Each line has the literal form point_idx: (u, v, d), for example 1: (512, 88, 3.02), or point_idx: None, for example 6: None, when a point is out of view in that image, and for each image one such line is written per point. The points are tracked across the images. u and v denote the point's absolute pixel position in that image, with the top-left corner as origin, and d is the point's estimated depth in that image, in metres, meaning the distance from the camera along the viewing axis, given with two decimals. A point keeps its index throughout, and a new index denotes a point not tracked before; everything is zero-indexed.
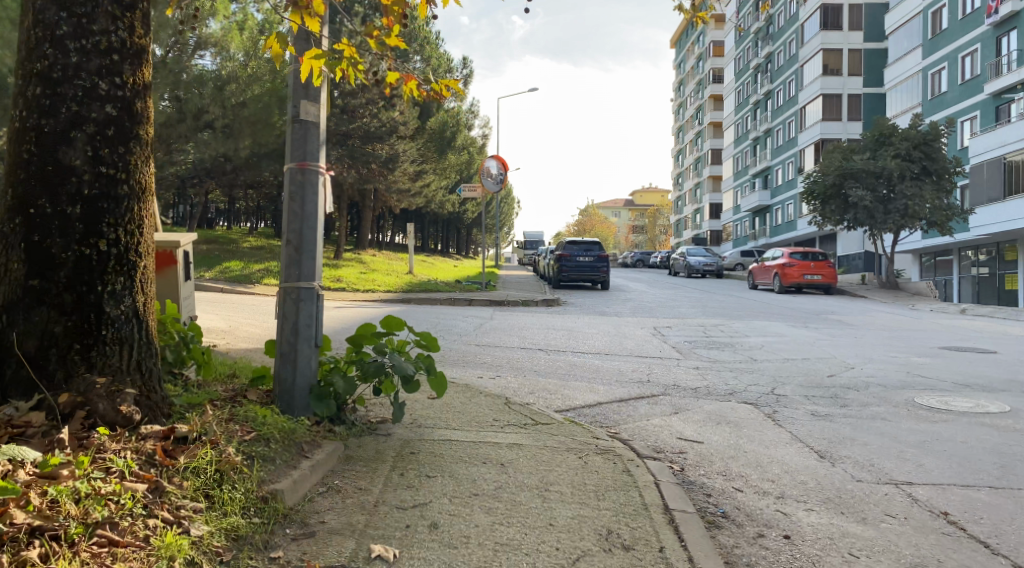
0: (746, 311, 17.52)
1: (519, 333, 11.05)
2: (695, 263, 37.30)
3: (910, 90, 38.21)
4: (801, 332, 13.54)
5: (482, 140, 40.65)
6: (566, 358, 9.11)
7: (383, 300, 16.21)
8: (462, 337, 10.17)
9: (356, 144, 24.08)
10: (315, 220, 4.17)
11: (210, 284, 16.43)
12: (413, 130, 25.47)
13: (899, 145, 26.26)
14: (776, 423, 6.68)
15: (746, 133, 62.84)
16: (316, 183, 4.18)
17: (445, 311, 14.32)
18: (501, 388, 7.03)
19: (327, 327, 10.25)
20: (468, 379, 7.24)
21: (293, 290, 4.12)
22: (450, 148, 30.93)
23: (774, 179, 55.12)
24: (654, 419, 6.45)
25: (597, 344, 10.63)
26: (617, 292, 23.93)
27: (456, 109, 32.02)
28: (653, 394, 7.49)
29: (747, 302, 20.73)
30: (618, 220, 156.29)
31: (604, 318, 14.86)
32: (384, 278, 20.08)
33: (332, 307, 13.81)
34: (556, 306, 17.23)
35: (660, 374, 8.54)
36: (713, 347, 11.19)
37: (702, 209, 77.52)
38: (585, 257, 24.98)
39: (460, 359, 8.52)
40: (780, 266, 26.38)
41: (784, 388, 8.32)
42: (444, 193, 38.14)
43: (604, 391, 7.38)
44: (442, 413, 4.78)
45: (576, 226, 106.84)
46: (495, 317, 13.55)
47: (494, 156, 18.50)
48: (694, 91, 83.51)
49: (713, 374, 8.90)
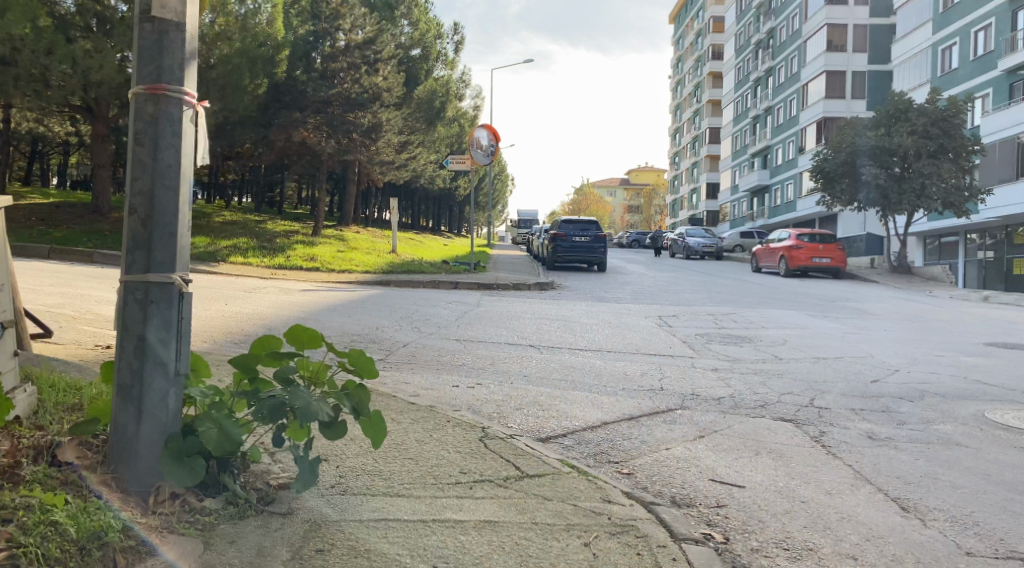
0: (756, 298, 16.07)
1: (507, 326, 9.58)
2: (695, 244, 35.91)
3: (920, 67, 36.54)
4: (824, 323, 12.13)
5: (475, 113, 39.06)
6: (561, 357, 7.67)
7: (358, 283, 14.71)
8: (438, 330, 8.70)
9: (336, 112, 22.31)
10: (176, 178, 2.67)
11: None
12: (398, 99, 23.70)
13: (916, 121, 24.56)
14: (829, 453, 5.23)
15: (746, 111, 61.17)
16: (176, 118, 2.67)
17: (426, 296, 12.83)
18: (477, 403, 5.55)
19: (283, 315, 8.77)
20: (438, 392, 5.73)
21: (138, 285, 2.62)
22: (439, 119, 29.43)
23: (774, 158, 53.54)
24: (677, 449, 5.00)
25: (599, 338, 9.20)
26: (614, 274, 22.47)
27: (445, 77, 30.43)
28: (668, 409, 6.04)
29: (754, 288, 19.31)
30: (613, 200, 154.91)
31: (603, 304, 13.44)
32: (363, 257, 18.61)
33: (298, 290, 12.30)
34: (550, 291, 15.75)
35: (675, 380, 7.13)
36: (730, 343, 9.77)
37: (698, 188, 75.87)
38: (581, 237, 23.45)
39: (433, 360, 7.08)
40: (787, 248, 24.94)
41: (825, 400, 6.89)
42: (434, 168, 36.50)
43: (608, 406, 5.92)
44: (389, 463, 3.33)
45: (570, 204, 105.36)
46: (482, 303, 12.07)
47: (484, 126, 16.85)
48: (694, 68, 81.62)
49: (737, 379, 7.47)
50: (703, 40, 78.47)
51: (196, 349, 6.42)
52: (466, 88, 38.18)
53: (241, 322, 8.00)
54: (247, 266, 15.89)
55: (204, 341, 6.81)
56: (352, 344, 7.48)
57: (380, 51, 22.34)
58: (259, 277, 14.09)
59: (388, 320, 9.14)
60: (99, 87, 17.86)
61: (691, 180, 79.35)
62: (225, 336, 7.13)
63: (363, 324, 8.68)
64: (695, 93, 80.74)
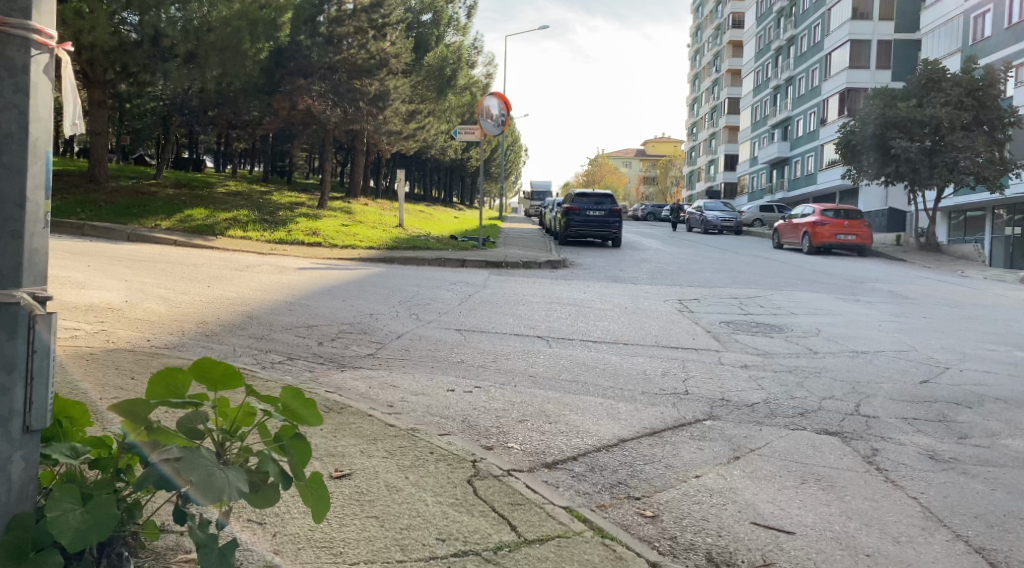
0: (781, 279, 15.15)
1: (514, 313, 8.77)
2: (713, 218, 34.89)
3: (952, 34, 34.94)
4: (858, 309, 11.25)
5: (487, 81, 37.91)
6: (573, 352, 6.90)
7: (360, 259, 13.92)
8: (438, 318, 7.91)
9: (342, 79, 21.24)
10: (17, 154, 1.85)
11: (160, 239, 14.21)
12: (406, 65, 22.63)
13: (951, 92, 23.39)
14: (890, 480, 4.41)
15: (766, 81, 59.49)
16: (14, 65, 1.84)
17: (430, 275, 12.01)
18: (474, 414, 4.78)
19: (269, 297, 7.99)
20: (427, 400, 4.95)
21: None
22: (450, 88, 28.39)
23: (795, 130, 52.06)
24: (709, 478, 4.21)
25: (616, 328, 8.39)
26: (629, 250, 21.57)
27: (456, 43, 29.26)
28: (695, 420, 5.27)
29: (777, 266, 18.37)
30: (628, 171, 153.12)
31: (619, 286, 12.61)
32: (367, 231, 17.82)
33: (294, 268, 11.54)
34: (563, 270, 14.90)
35: (701, 381, 6.35)
36: (758, 334, 8.92)
37: (716, 160, 74.27)
38: (595, 211, 22.56)
39: (429, 356, 6.31)
40: (810, 224, 23.94)
41: (872, 406, 6.05)
42: (444, 138, 35.49)
43: (626, 418, 5.13)
44: (344, 531, 2.56)
45: (585, 176, 103.89)
46: (490, 285, 11.27)
47: (495, 94, 15.87)
48: (714, 37, 79.59)
49: (771, 381, 6.65)
50: (723, 7, 76.37)
51: (158, 343, 5.64)
52: (479, 55, 36.95)
53: (220, 306, 7.22)
54: (246, 240, 15.15)
55: (172, 331, 6.04)
56: (341, 334, 6.72)
57: (388, 14, 21.20)
58: (255, 253, 13.34)
59: (385, 305, 8.36)
60: (90, 49, 17.13)
61: (708, 152, 77.74)
62: (196, 325, 6.34)
63: (356, 310, 7.91)
64: (715, 62, 78.75)
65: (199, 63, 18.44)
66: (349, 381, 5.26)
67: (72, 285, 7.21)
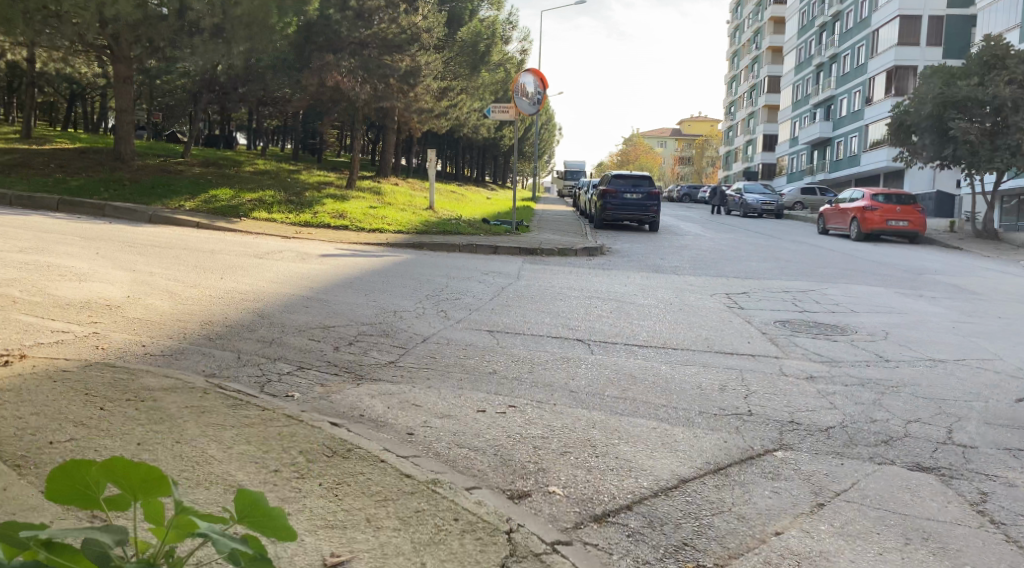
0: (833, 269, 14.18)
1: (550, 310, 8.03)
2: (753, 201, 33.69)
3: (1011, 9, 33.04)
4: (925, 307, 10.29)
5: (522, 57, 36.85)
6: (617, 361, 6.15)
7: (387, 244, 13.28)
8: (467, 316, 7.22)
9: (372, 54, 20.43)
10: None
11: (182, 220, 13.71)
12: (437, 39, 21.78)
13: (1015, 69, 21.82)
14: (1013, 541, 3.60)
15: (809, 58, 57.47)
16: None
17: (460, 263, 11.33)
18: (507, 446, 4.07)
19: (283, 291, 7.35)
20: (454, 427, 4.26)
21: None
22: (484, 64, 27.48)
23: (838, 109, 50.24)
24: (792, 537, 3.45)
25: (664, 329, 7.61)
26: (668, 235, 20.64)
27: (491, 17, 28.27)
28: (763, 452, 4.51)
29: (827, 254, 17.34)
30: (663, 150, 150.89)
31: (661, 276, 11.83)
32: (396, 213, 17.16)
33: (316, 254, 10.93)
34: (599, 258, 14.12)
35: (765, 399, 5.58)
36: (820, 337, 8.08)
37: (754, 140, 72.40)
38: (633, 194, 21.67)
39: (455, 364, 5.62)
40: (859, 210, 22.78)
41: (967, 433, 5.20)
42: (477, 116, 34.65)
43: (684, 449, 4.38)
44: None
45: (620, 155, 102.14)
46: (524, 275, 10.57)
47: (531, 70, 15.02)
48: (755, 13, 77.18)
49: (844, 398, 5.85)
50: None
51: (154, 348, 5.00)
52: (513, 30, 35.91)
53: (229, 302, 6.59)
54: (270, 222, 14.61)
55: (172, 334, 5.38)
56: (360, 337, 6.05)
57: None
58: (279, 238, 12.79)
59: (410, 300, 7.70)
60: (115, 22, 16.67)
61: (747, 131, 75.73)
62: (200, 326, 5.68)
63: (379, 306, 7.24)
64: (756, 39, 76.46)
65: (225, 37, 17.88)
66: (363, 400, 4.58)
67: (71, 277, 6.62)
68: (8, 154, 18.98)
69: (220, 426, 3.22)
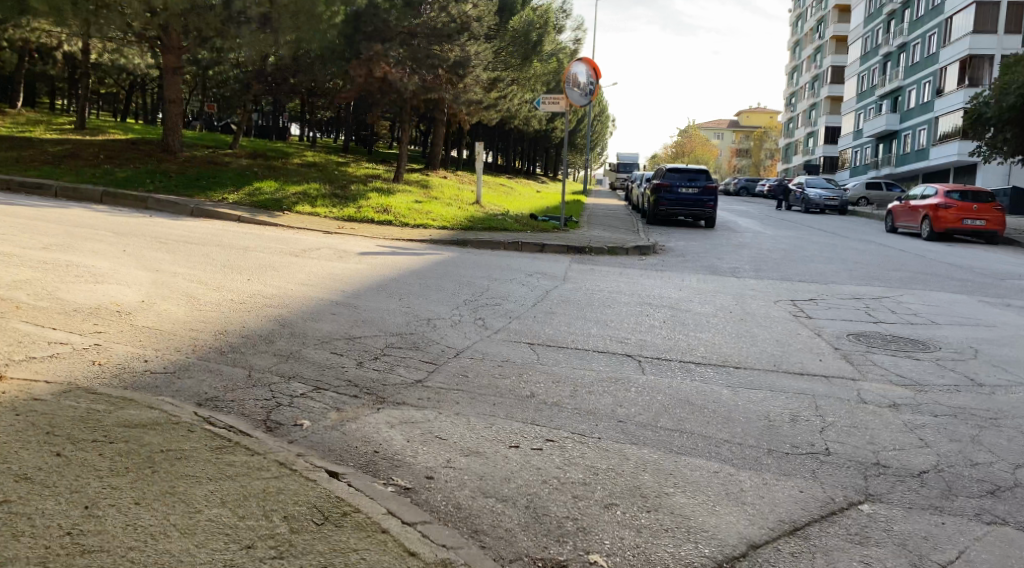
0: (907, 273, 13.16)
1: (598, 318, 7.38)
2: (815, 197, 32.25)
3: None
4: (1015, 320, 9.30)
5: (575, 48, 36.02)
6: (674, 383, 5.46)
7: (430, 241, 12.76)
8: (507, 327, 6.61)
9: (421, 44, 19.95)
10: None
11: (224, 214, 13.46)
12: (488, 27, 21.16)
13: None
14: None
15: (876, 47, 55.10)
16: None
17: (504, 263, 10.74)
18: (543, 497, 3.46)
19: (309, 296, 6.84)
20: (481, 469, 3.66)
21: None
22: (535, 54, 26.79)
23: (906, 100, 48.02)
24: None
25: (723, 343, 6.89)
26: (725, 232, 19.70)
27: (544, 6, 27.48)
28: (846, 508, 3.80)
29: (899, 256, 16.20)
30: (720, 142, 147.60)
31: (720, 280, 11.06)
32: (441, 208, 16.68)
33: (355, 252, 10.48)
34: (653, 257, 13.40)
35: (843, 434, 4.85)
36: (899, 354, 7.23)
37: (816, 132, 69.94)
38: (688, 189, 20.78)
39: (489, 386, 5.02)
40: (931, 207, 21.43)
41: None
42: (528, 108, 33.98)
43: (753, 503, 3.70)
44: None
45: (675, 147, 100.04)
46: (573, 277, 9.95)
47: (583, 59, 14.34)
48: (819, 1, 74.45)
49: (934, 432, 5.07)
50: None
51: (156, 364, 4.52)
52: (567, 20, 35.07)
53: (252, 308, 6.11)
54: (313, 217, 14.28)
55: (179, 349, 4.89)
56: (386, 351, 5.51)
57: None
58: (319, 233, 12.40)
59: (447, 307, 7.14)
60: (163, 12, 16.53)
61: (808, 123, 73.21)
62: (213, 338, 5.18)
63: (413, 313, 6.70)
64: (819, 28, 73.78)
65: (273, 28, 17.63)
66: (381, 431, 4.02)
67: (88, 279, 6.23)
68: (61, 145, 19.15)
69: (192, 479, 2.67)
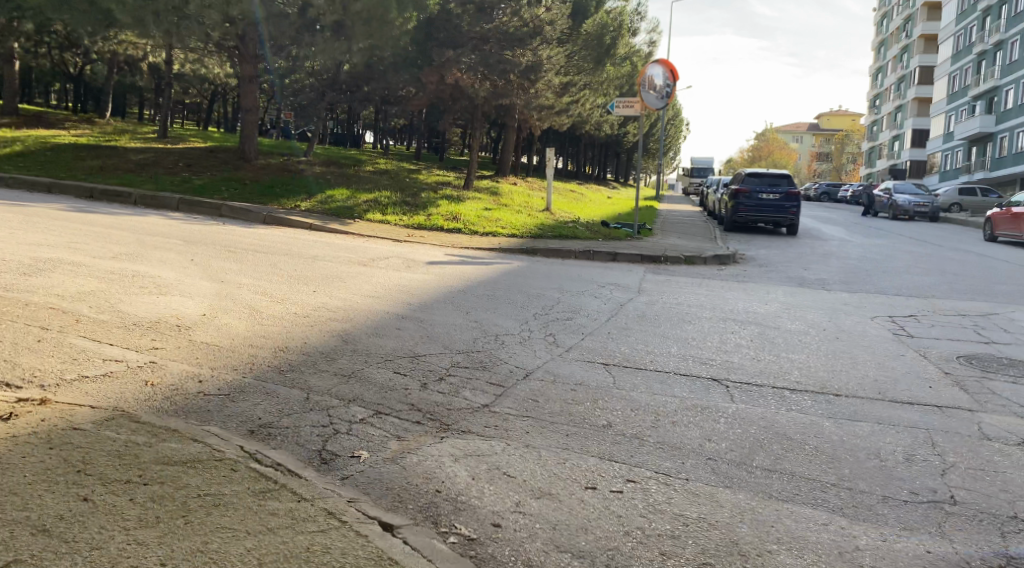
0: (1015, 287, 12.09)
1: (679, 337, 6.85)
2: (903, 203, 30.56)
3: None
4: None
5: (649, 52, 35.26)
6: (768, 415, 4.91)
7: (500, 250, 12.43)
8: (580, 345, 6.17)
9: (493, 49, 19.69)
10: None
11: (294, 221, 13.45)
12: (561, 31, 20.75)
13: None
14: None
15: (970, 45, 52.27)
16: None
17: (575, 273, 10.29)
18: (627, 555, 2.99)
19: (374, 309, 6.55)
20: (556, 516, 3.24)
21: None
22: (609, 58, 26.26)
23: (1003, 101, 45.31)
24: None
25: (820, 366, 6.26)
26: (808, 240, 18.72)
27: (619, 9, 26.89)
28: None
29: (1002, 267, 15.01)
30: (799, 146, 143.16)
31: (808, 293, 10.34)
32: (511, 215, 16.36)
33: (423, 261, 10.22)
34: (733, 267, 12.73)
35: (973, 480, 4.20)
36: (1021, 381, 6.44)
37: (903, 134, 66.85)
38: (769, 194, 19.84)
39: (564, 414, 4.58)
40: None
41: None
42: (600, 113, 33.42)
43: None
44: None
45: (752, 151, 97.41)
46: (649, 289, 9.43)
47: (660, 60, 13.76)
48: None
49: None
50: None
51: (209, 385, 4.27)
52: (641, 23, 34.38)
53: (314, 322, 5.85)
54: (383, 225, 14.16)
55: (237, 367, 4.64)
56: (452, 371, 5.14)
57: None
58: (388, 241, 12.22)
59: (517, 322, 6.75)
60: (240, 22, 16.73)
61: (894, 125, 70.08)
62: (270, 356, 4.93)
63: (480, 328, 6.33)
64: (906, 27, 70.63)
65: (346, 35, 17.65)
66: (444, 465, 3.65)
67: (152, 290, 6.10)
68: (144, 153, 19.69)
69: (228, 535, 2.34)
